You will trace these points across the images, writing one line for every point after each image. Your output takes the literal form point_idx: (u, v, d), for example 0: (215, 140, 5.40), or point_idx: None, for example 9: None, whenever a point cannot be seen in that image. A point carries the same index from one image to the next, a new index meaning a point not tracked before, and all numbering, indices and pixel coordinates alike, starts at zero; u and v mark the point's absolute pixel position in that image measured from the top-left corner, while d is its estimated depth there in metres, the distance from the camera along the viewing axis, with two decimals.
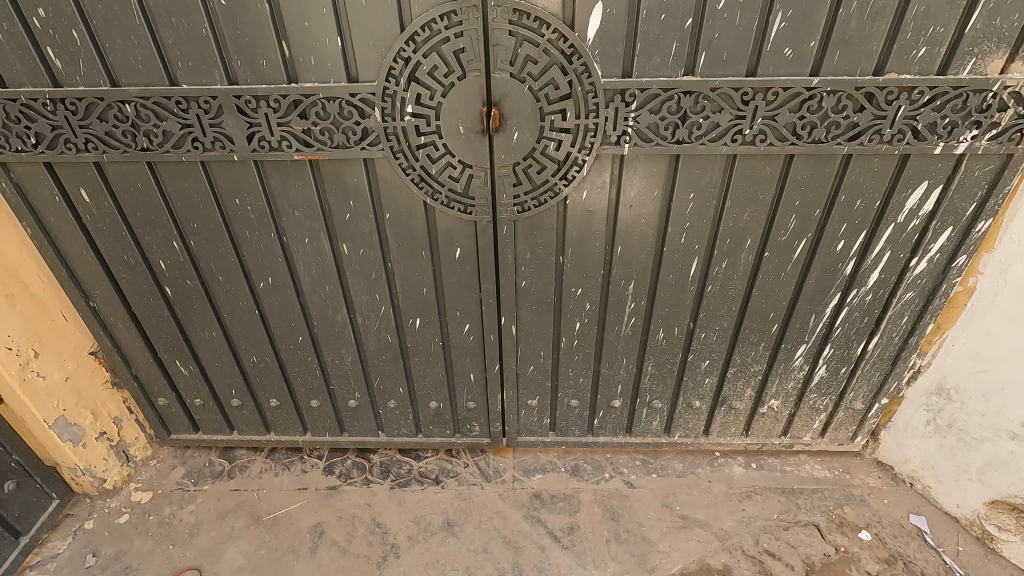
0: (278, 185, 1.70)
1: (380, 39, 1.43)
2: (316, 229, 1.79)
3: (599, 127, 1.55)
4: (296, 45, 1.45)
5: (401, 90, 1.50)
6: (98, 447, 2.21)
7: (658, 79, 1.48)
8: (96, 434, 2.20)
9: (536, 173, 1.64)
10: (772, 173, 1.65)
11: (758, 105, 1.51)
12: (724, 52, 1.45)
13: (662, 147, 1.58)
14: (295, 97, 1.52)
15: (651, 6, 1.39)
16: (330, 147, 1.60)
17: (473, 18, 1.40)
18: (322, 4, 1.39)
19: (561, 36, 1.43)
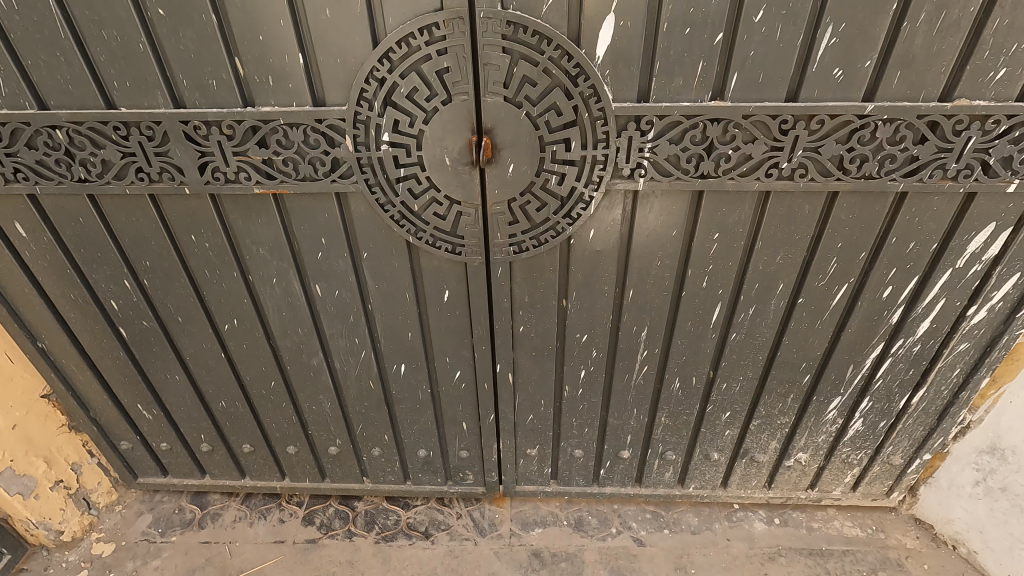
0: (239, 221, 1.48)
1: (349, 56, 1.20)
2: (285, 268, 1.57)
3: (609, 159, 1.31)
4: (249, 63, 1.23)
5: (375, 116, 1.27)
6: (53, 497, 2.01)
7: (681, 104, 1.24)
8: (51, 483, 2.00)
9: (536, 210, 1.41)
10: (811, 212, 1.41)
11: (799, 134, 1.27)
12: (761, 73, 1.21)
13: (683, 182, 1.35)
14: (252, 123, 1.29)
15: (674, 18, 1.15)
16: (295, 180, 1.37)
17: (459, 31, 1.16)
18: (278, 15, 1.16)
19: (565, 54, 1.19)
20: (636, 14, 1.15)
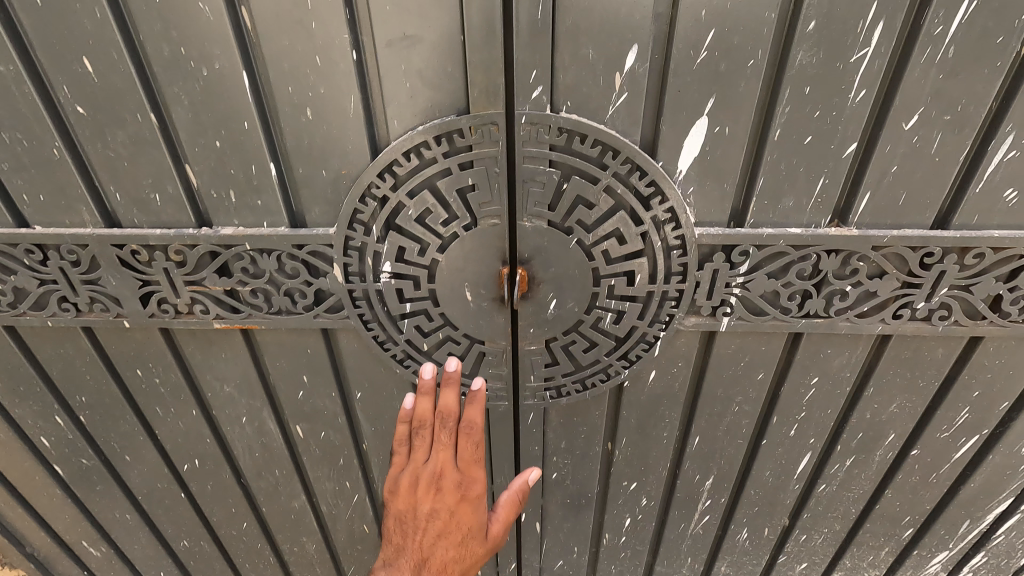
0: (197, 354, 1.15)
1: (340, 168, 0.88)
2: (257, 407, 1.23)
3: (685, 295, 0.98)
4: (204, 174, 0.90)
5: (373, 242, 0.94)
6: None
7: (789, 231, 0.91)
8: None
9: (583, 351, 1.07)
10: (944, 356, 1.07)
11: (946, 270, 0.94)
12: (902, 195, 0.88)
13: (780, 323, 1.02)
14: (208, 248, 0.97)
15: (790, 123, 0.83)
16: (267, 313, 1.05)
17: (491, 141, 0.83)
18: (241, 115, 0.84)
19: (635, 168, 0.86)
20: (738, 117, 0.82)
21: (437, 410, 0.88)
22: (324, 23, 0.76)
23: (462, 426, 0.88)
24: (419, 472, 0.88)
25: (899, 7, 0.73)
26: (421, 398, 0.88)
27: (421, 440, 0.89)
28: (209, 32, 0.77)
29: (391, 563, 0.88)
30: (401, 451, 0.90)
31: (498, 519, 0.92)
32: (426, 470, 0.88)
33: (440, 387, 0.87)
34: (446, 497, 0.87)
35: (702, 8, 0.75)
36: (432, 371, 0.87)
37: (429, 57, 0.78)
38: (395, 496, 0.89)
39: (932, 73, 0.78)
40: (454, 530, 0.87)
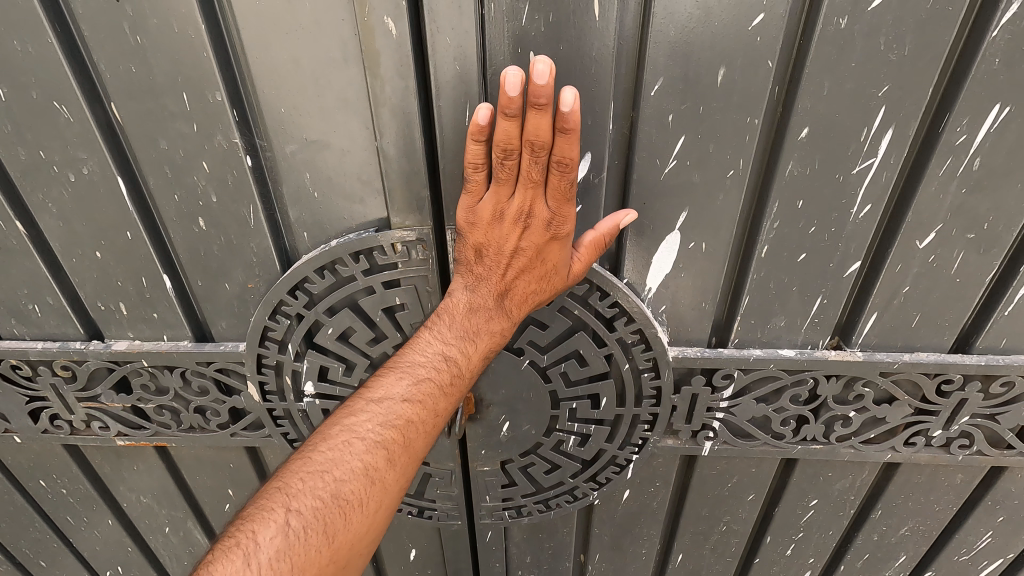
0: (106, 464, 1.00)
1: (245, 281, 0.74)
2: (179, 518, 1.08)
3: (660, 420, 0.83)
4: (87, 284, 0.76)
5: (289, 362, 0.79)
6: None
7: (779, 354, 0.76)
8: None
9: (543, 474, 0.92)
10: (964, 481, 0.92)
11: (967, 398, 0.79)
12: (916, 317, 0.74)
13: (773, 449, 0.87)
14: (99, 364, 0.82)
15: (781, 238, 0.68)
16: (176, 430, 0.90)
17: (419, 259, 0.69)
18: (122, 224, 0.70)
19: (594, 287, 0.72)
20: (716, 232, 0.68)
21: (527, 140, 0.55)
22: (207, 126, 0.62)
23: (556, 162, 0.57)
24: (501, 208, 0.62)
25: (912, 113, 0.59)
26: (501, 128, 0.55)
27: (502, 192, 0.60)
28: (73, 133, 0.64)
29: (471, 286, 0.66)
30: (478, 173, 0.60)
31: (584, 258, 0.65)
32: (512, 205, 0.61)
33: (530, 108, 0.52)
34: (533, 234, 0.62)
35: (669, 112, 0.61)
36: (522, 80, 0.51)
37: (338, 164, 0.64)
38: (473, 228, 0.64)
39: (951, 187, 0.64)
40: (540, 268, 0.64)
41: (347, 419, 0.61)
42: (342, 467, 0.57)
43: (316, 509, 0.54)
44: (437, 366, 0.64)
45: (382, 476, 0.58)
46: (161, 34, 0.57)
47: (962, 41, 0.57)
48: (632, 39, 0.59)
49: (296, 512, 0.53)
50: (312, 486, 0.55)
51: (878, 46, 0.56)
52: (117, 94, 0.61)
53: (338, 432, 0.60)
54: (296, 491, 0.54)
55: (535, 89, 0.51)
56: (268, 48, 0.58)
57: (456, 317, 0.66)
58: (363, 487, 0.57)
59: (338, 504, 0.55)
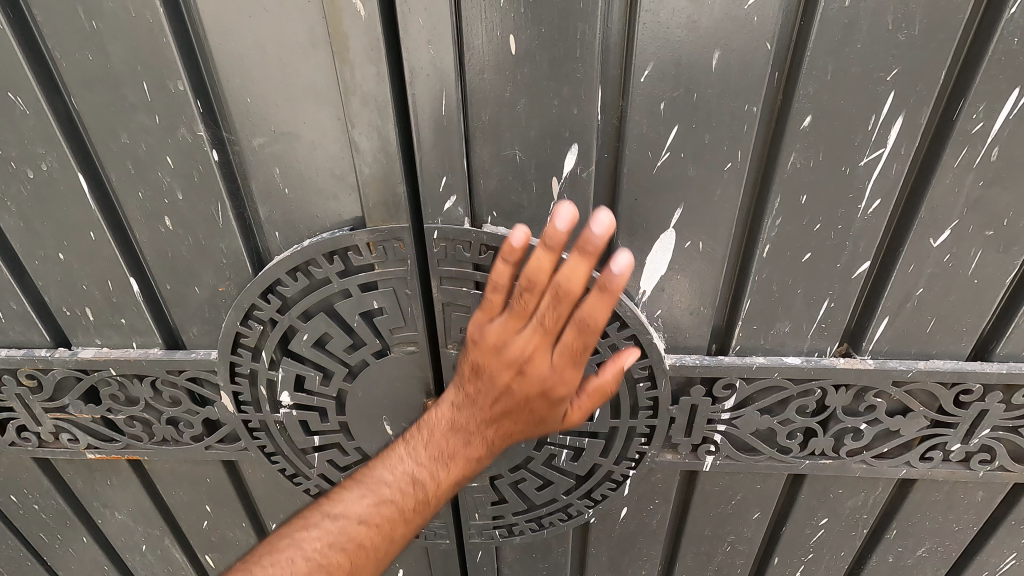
0: (79, 478, 0.96)
1: (216, 284, 0.70)
2: (156, 536, 1.03)
3: (659, 432, 0.78)
4: (52, 288, 0.73)
5: (263, 370, 0.75)
6: None
7: (784, 362, 0.71)
8: None
9: (535, 490, 0.87)
10: (985, 499, 0.86)
11: (988, 409, 0.74)
12: (932, 321, 0.69)
13: (779, 463, 0.81)
14: (67, 372, 0.78)
15: (783, 236, 0.64)
16: (148, 443, 0.85)
17: (397, 260, 0.65)
18: (85, 224, 0.67)
19: (585, 291, 0.68)
20: (714, 230, 0.64)
21: (563, 291, 0.54)
22: (170, 118, 0.59)
23: (581, 315, 0.56)
24: (518, 282, 0.56)
25: (923, 99, 0.55)
26: (534, 258, 0.53)
27: (519, 315, 0.57)
28: (30, 127, 0.61)
29: (478, 378, 0.61)
30: (498, 295, 0.57)
31: (585, 402, 0.62)
32: (521, 351, 0.58)
33: (574, 249, 0.51)
34: (543, 333, 0.57)
35: (661, 100, 0.57)
36: (574, 219, 0.50)
37: (309, 158, 0.61)
38: (491, 297, 0.58)
39: (968, 180, 0.59)
40: (555, 360, 0.58)
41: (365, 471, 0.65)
42: (347, 522, 0.61)
43: (318, 561, 0.59)
44: (429, 471, 0.64)
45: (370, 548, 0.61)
46: (117, 19, 0.54)
47: (977, 21, 0.53)
48: (621, 20, 0.55)
49: (308, 555, 0.60)
50: (312, 545, 0.60)
51: (885, 25, 0.52)
52: (75, 85, 0.58)
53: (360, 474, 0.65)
54: (311, 537, 0.61)
55: (588, 236, 0.50)
56: (231, 34, 0.54)
57: (462, 400, 0.63)
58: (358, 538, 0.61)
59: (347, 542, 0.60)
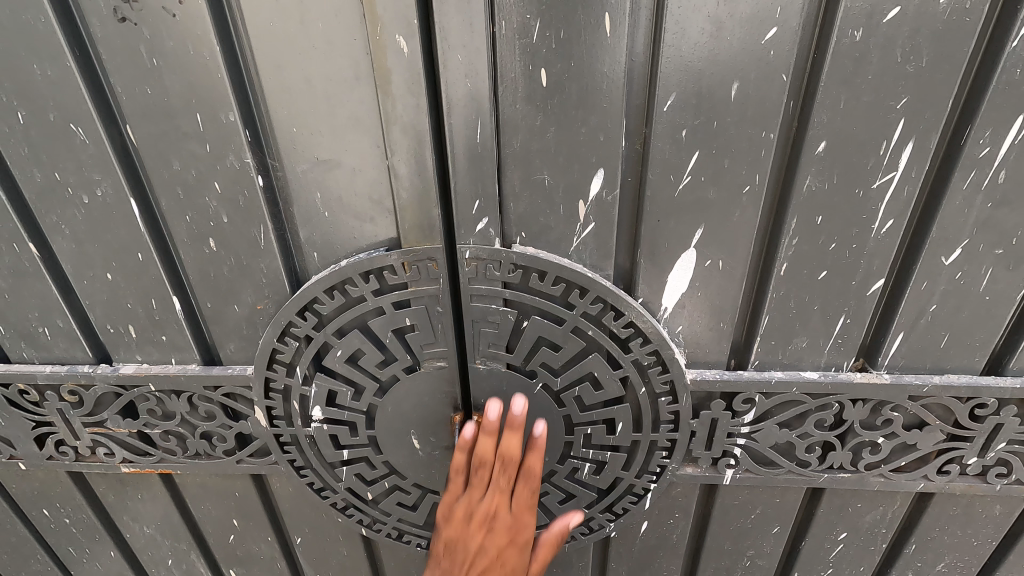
0: (111, 493, 0.98)
1: (255, 302, 0.73)
2: (183, 550, 1.05)
3: (680, 445, 0.80)
4: (98, 306, 0.76)
5: (297, 385, 0.78)
6: None
7: (802, 377, 0.73)
8: None
9: (557, 503, 0.89)
10: (1004, 513, 0.87)
11: (1003, 423, 0.75)
12: (946, 337, 0.71)
13: (798, 477, 0.83)
14: (107, 388, 0.81)
15: (800, 255, 0.67)
16: (181, 457, 0.88)
17: (430, 279, 0.68)
18: (134, 246, 0.70)
19: (609, 308, 0.70)
20: (734, 250, 0.67)
21: (501, 455, 0.71)
22: (220, 147, 0.63)
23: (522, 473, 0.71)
24: (477, 496, 0.71)
25: (933, 125, 0.58)
26: (482, 442, 0.71)
27: (476, 495, 0.72)
28: (88, 155, 0.65)
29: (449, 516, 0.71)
30: (460, 477, 0.73)
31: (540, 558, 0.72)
32: (479, 508, 0.71)
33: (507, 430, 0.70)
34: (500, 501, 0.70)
35: (682, 127, 0.60)
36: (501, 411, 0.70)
37: (349, 183, 0.64)
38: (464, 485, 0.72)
39: (977, 201, 0.62)
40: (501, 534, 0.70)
41: None
42: None
43: None
44: None
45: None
46: (176, 57, 0.58)
47: (981, 52, 0.56)
48: (643, 53, 0.59)
49: None
50: None
51: (894, 58, 0.55)
52: (134, 116, 0.62)
53: None
54: None
55: (512, 415, 0.70)
56: (281, 69, 0.58)
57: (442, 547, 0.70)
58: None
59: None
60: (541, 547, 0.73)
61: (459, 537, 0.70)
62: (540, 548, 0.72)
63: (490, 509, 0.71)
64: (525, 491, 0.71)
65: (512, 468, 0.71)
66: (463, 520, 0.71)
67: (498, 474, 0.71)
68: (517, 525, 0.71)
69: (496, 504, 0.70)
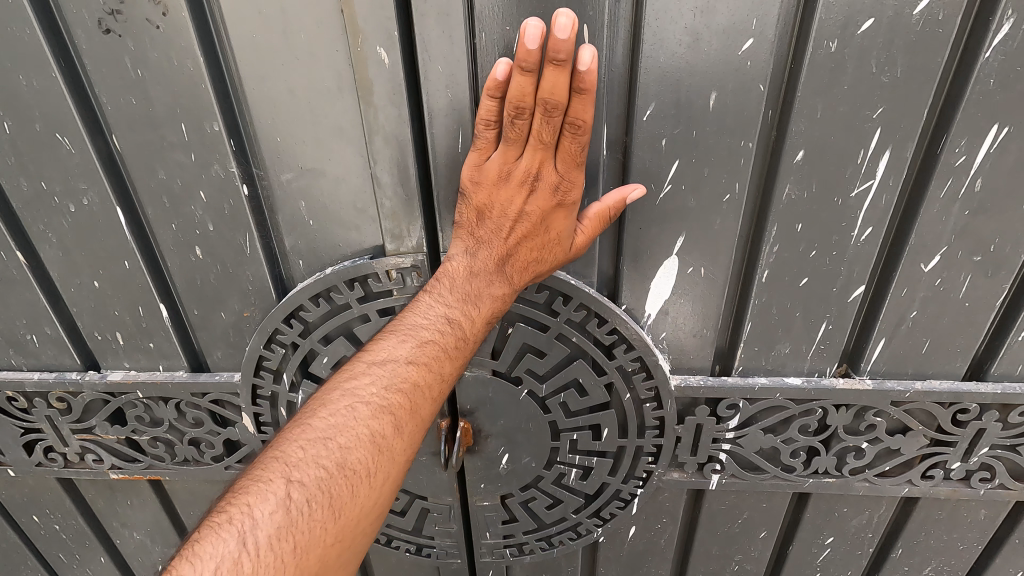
0: (100, 499, 0.99)
1: (242, 309, 0.74)
2: (173, 556, 1.05)
3: (665, 450, 0.80)
4: (86, 314, 0.77)
5: (284, 391, 0.78)
6: None
7: (785, 383, 0.74)
8: None
9: (545, 508, 0.89)
10: (988, 518, 0.88)
11: (985, 428, 0.76)
12: (927, 343, 0.72)
13: (783, 482, 0.83)
14: (95, 395, 0.81)
15: (781, 263, 0.67)
16: (170, 463, 0.88)
17: (414, 286, 0.69)
18: (121, 254, 0.71)
19: (593, 314, 0.71)
20: (715, 257, 0.67)
21: (541, 97, 0.52)
22: (204, 156, 0.63)
23: (569, 123, 0.54)
24: (507, 168, 0.59)
25: (909, 135, 0.59)
26: (515, 84, 0.52)
27: (511, 151, 0.57)
28: (74, 165, 0.65)
29: (471, 250, 0.62)
30: (487, 130, 0.57)
31: (589, 227, 0.61)
32: (520, 166, 0.58)
33: (548, 64, 0.49)
34: (540, 197, 0.59)
35: (662, 137, 0.61)
36: (541, 33, 0.48)
37: (333, 192, 0.65)
38: (477, 187, 0.60)
39: (955, 209, 0.63)
40: (540, 234, 0.60)
41: (346, 383, 0.56)
42: (345, 433, 0.52)
43: (318, 480, 0.49)
44: (440, 329, 0.60)
45: (390, 445, 0.53)
46: (160, 68, 0.59)
47: (956, 63, 0.57)
48: (623, 64, 0.60)
49: (297, 484, 0.48)
50: (314, 456, 0.50)
51: (870, 68, 0.56)
52: (119, 126, 0.62)
53: (338, 397, 0.55)
54: (297, 461, 0.50)
55: (555, 44, 0.48)
56: (264, 80, 0.59)
57: (457, 279, 0.62)
58: (370, 456, 0.52)
59: (345, 475, 0.50)
60: (588, 217, 0.61)
61: (496, 202, 0.60)
62: (589, 222, 0.61)
63: (529, 169, 0.58)
64: (570, 151, 0.56)
65: (556, 115, 0.53)
66: (497, 189, 0.59)
67: (541, 119, 0.54)
68: (565, 183, 0.58)
69: (536, 165, 0.57)
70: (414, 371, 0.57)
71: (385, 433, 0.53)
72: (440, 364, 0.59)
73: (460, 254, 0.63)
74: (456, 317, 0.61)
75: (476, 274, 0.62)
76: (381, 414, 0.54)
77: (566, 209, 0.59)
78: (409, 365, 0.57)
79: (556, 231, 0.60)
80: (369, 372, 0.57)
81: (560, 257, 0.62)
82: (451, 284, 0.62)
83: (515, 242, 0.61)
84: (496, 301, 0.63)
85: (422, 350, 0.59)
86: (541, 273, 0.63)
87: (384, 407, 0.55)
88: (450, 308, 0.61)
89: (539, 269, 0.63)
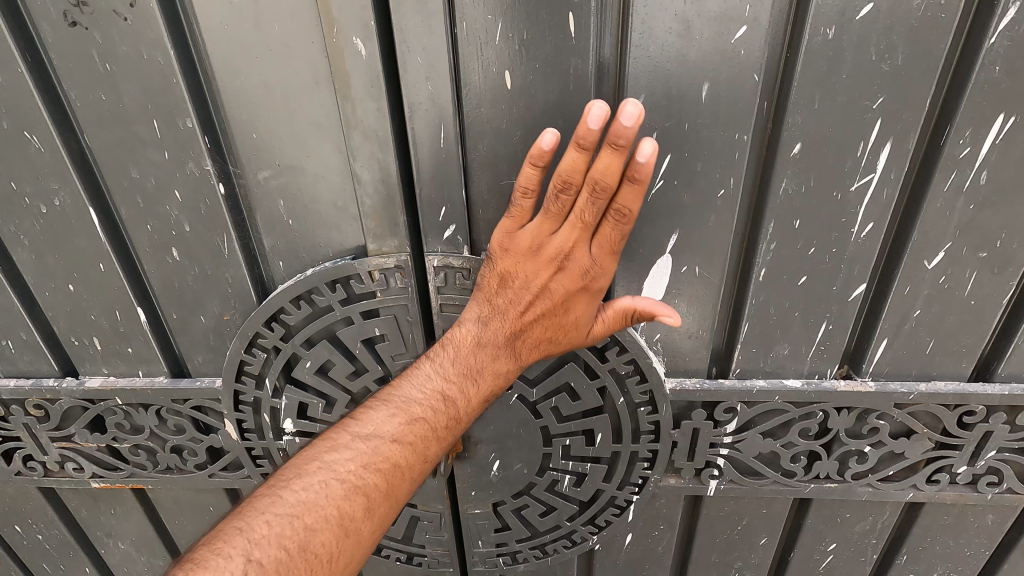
0: (83, 508, 0.96)
1: (220, 312, 0.72)
2: (158, 566, 1.03)
3: (661, 456, 0.78)
4: (61, 318, 0.74)
5: (267, 397, 0.76)
6: None
7: (784, 385, 0.71)
8: None
9: (538, 516, 0.86)
10: (996, 522, 0.85)
11: (992, 430, 0.73)
12: (932, 343, 0.69)
13: (783, 488, 0.81)
14: (73, 402, 0.79)
15: (779, 261, 0.65)
16: (152, 471, 0.86)
17: (398, 288, 0.66)
18: (95, 256, 0.68)
19: None
20: (710, 255, 0.65)
21: (591, 179, 0.51)
22: (178, 154, 0.61)
23: (613, 211, 0.53)
24: (540, 242, 0.57)
25: (910, 126, 0.56)
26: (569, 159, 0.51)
27: (545, 226, 0.56)
28: (44, 163, 0.63)
29: (484, 318, 0.61)
30: (524, 200, 0.55)
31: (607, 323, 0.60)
32: (552, 242, 0.57)
33: (608, 146, 0.49)
34: (566, 278, 0.58)
35: (653, 130, 0.58)
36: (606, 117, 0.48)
37: (313, 191, 0.63)
38: (505, 254, 0.59)
39: (959, 203, 0.60)
40: (557, 315, 0.60)
41: (325, 455, 0.55)
42: (314, 512, 0.50)
43: (276, 562, 0.47)
44: (432, 405, 0.59)
45: (355, 529, 0.52)
46: (129, 62, 0.56)
47: (958, 50, 0.55)
48: (612, 55, 0.57)
49: (257, 565, 0.46)
50: (277, 534, 0.48)
51: (869, 56, 0.54)
52: (89, 123, 0.60)
53: (314, 469, 0.53)
54: (258, 537, 0.48)
55: (618, 130, 0.47)
56: (239, 75, 0.57)
57: (461, 352, 0.61)
58: (335, 540, 0.50)
59: (304, 558, 0.48)
60: (610, 311, 0.60)
61: (521, 271, 0.59)
62: (611, 311, 0.59)
63: (561, 248, 0.57)
64: (607, 238, 0.55)
65: (601, 200, 0.53)
66: (526, 260, 0.58)
67: (586, 199, 0.53)
68: (593, 271, 0.57)
69: (570, 244, 0.56)
70: (396, 451, 0.56)
71: (355, 516, 0.52)
72: (425, 444, 0.58)
73: (474, 319, 0.61)
74: (451, 394, 0.60)
75: (482, 345, 0.61)
76: (353, 495, 0.52)
77: (586, 292, 0.59)
78: (392, 445, 0.56)
79: (572, 315, 0.60)
80: (349, 447, 0.55)
81: (571, 342, 0.62)
82: (453, 355, 0.61)
83: (529, 320, 0.60)
84: (495, 378, 0.62)
85: (408, 428, 0.58)
86: (546, 355, 0.64)
87: (359, 487, 0.53)
88: (446, 384, 0.60)
89: (549, 349, 0.63)
